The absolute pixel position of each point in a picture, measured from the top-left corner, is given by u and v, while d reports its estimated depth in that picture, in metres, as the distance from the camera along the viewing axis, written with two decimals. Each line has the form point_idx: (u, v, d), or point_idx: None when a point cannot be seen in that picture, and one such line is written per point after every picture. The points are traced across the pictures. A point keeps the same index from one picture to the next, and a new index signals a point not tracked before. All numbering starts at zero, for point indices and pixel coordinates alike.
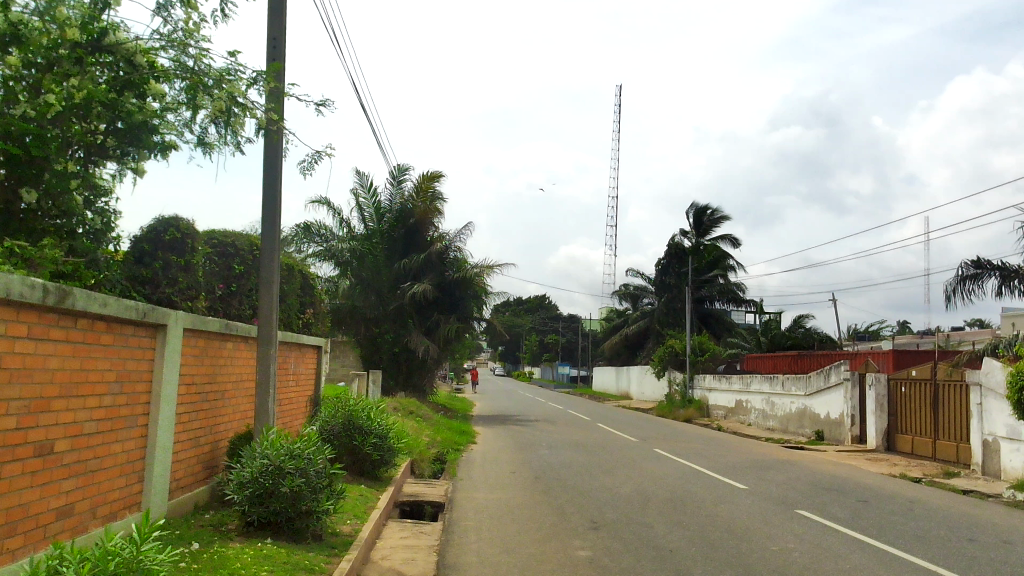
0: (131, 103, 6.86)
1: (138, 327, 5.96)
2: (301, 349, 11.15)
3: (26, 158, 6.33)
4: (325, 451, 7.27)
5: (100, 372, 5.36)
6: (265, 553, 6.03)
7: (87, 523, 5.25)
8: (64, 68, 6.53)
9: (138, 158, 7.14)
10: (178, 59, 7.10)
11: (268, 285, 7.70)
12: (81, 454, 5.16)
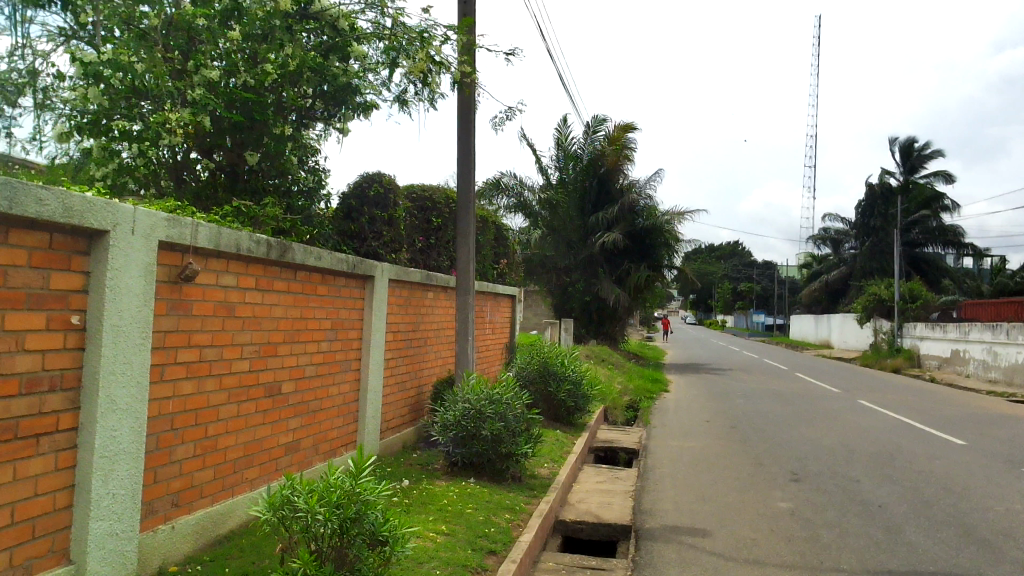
0: (336, 67, 7.29)
1: (349, 278, 6.35)
2: (496, 299, 11.49)
3: (248, 123, 6.93)
4: (523, 397, 7.46)
5: (317, 320, 5.80)
6: (470, 492, 6.35)
7: (311, 458, 5.75)
8: (276, 38, 6.92)
9: (343, 118, 7.59)
10: (377, 21, 7.41)
11: (464, 237, 7.93)
12: (304, 395, 5.63)
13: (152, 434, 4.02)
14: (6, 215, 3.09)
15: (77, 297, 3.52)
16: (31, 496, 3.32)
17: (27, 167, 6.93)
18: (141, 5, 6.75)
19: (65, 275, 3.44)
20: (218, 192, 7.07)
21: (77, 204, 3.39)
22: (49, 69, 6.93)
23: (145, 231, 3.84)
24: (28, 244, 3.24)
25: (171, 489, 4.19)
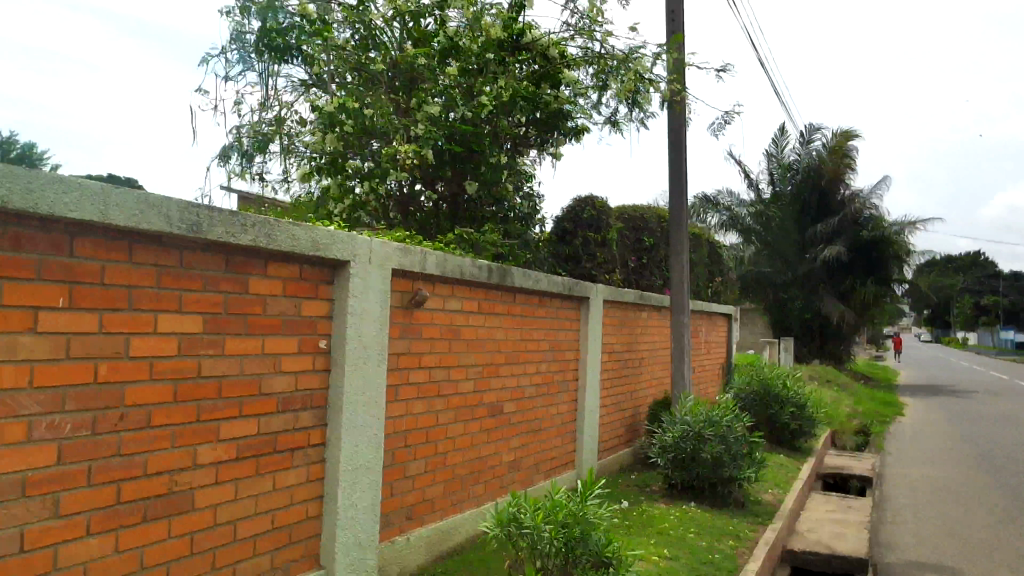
0: (548, 95, 7.43)
1: (565, 300, 6.46)
2: (712, 318, 11.22)
3: (467, 154, 7.26)
4: (744, 419, 7.21)
5: (536, 342, 5.94)
6: (692, 516, 6.21)
7: (532, 476, 5.89)
8: (490, 70, 7.25)
9: (556, 143, 7.77)
10: (587, 47, 7.53)
11: (677, 256, 7.86)
12: (525, 415, 5.78)
13: (389, 450, 4.29)
14: (265, 249, 3.44)
15: (324, 323, 3.84)
16: (287, 505, 3.65)
17: (276, 206, 7.69)
18: (370, 52, 7.31)
19: (313, 302, 3.77)
20: (440, 221, 7.54)
21: (323, 237, 3.71)
22: (293, 116, 7.67)
23: (381, 260, 4.12)
24: (283, 275, 3.59)
25: (406, 502, 4.45)
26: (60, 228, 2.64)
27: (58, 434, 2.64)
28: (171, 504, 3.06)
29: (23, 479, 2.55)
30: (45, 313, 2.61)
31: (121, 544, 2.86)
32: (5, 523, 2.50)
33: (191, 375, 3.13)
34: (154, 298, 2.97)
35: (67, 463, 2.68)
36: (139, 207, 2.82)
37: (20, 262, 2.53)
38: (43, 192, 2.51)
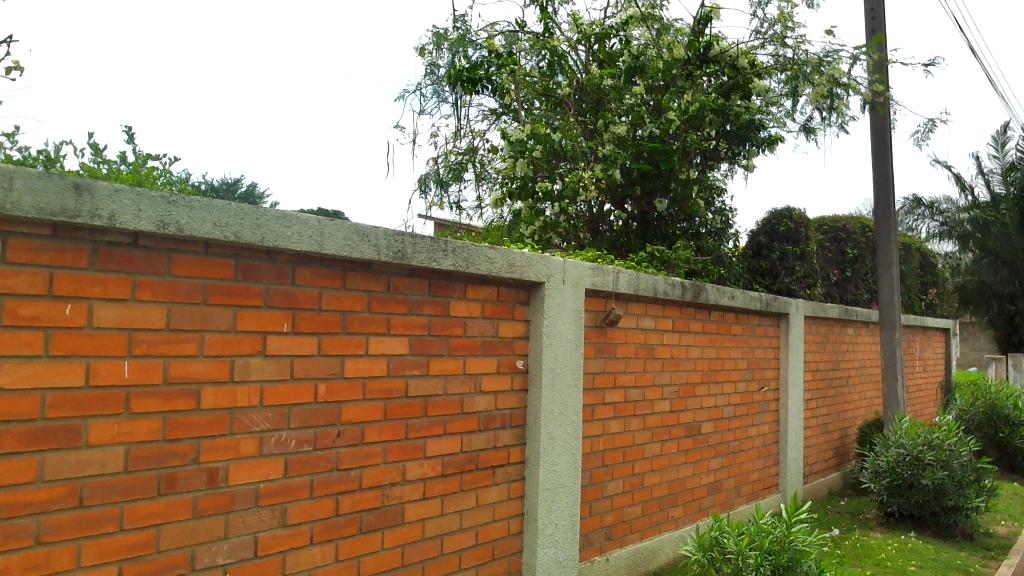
0: (738, 106, 7.27)
1: (763, 317, 6.22)
2: (927, 333, 10.40)
3: (656, 171, 7.20)
4: (970, 443, 6.59)
5: (733, 360, 5.76)
6: (912, 547, 5.75)
7: (733, 500, 5.70)
8: (677, 86, 7.25)
9: (748, 155, 7.51)
10: (778, 53, 7.27)
11: (886, 267, 7.37)
12: (724, 436, 5.61)
13: (586, 469, 4.30)
14: (464, 273, 3.57)
15: (521, 343, 3.92)
16: (491, 521, 3.74)
17: (471, 232, 7.98)
18: (556, 77, 7.44)
19: (510, 323, 3.86)
20: (632, 239, 7.53)
21: (518, 259, 3.80)
22: (484, 145, 7.94)
23: (574, 280, 4.16)
24: (481, 297, 3.70)
25: (605, 522, 4.43)
26: (283, 259, 2.88)
27: (285, 449, 2.87)
28: (385, 517, 3.22)
29: (256, 490, 2.78)
30: (272, 338, 2.84)
31: (340, 553, 3.05)
32: (242, 529, 2.73)
33: (399, 394, 3.30)
34: (364, 322, 3.16)
35: (293, 476, 2.90)
36: (351, 236, 3.02)
37: (251, 291, 2.78)
38: (269, 227, 2.75)
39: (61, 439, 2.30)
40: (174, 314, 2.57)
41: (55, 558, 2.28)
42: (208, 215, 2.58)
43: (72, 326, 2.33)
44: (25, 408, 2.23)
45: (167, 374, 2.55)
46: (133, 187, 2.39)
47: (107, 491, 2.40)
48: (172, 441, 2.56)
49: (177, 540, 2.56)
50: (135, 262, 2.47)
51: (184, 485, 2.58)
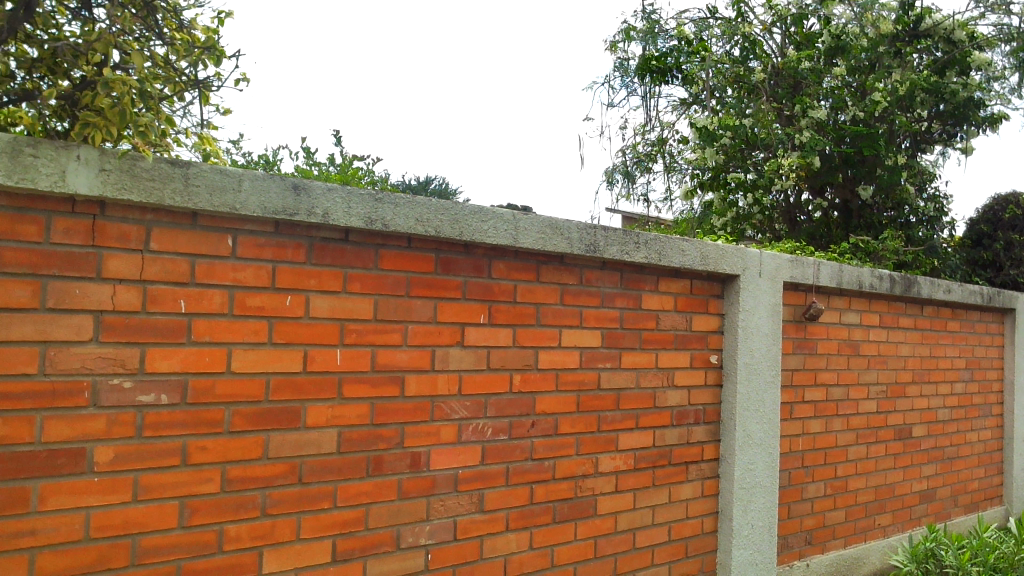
0: (954, 84, 6.74)
1: (983, 312, 5.70)
2: None
3: (860, 157, 6.74)
4: None
5: (950, 359, 5.32)
6: None
7: (949, 510, 5.27)
8: (885, 65, 6.76)
9: (967, 137, 6.89)
10: (1002, 23, 6.62)
11: None
12: (938, 440, 5.20)
13: (785, 470, 4.12)
14: (657, 266, 3.52)
15: (715, 338, 3.82)
16: (684, 518, 3.68)
17: (660, 225, 7.90)
18: (750, 63, 7.17)
19: (704, 317, 3.77)
20: (833, 230, 7.16)
21: (713, 252, 3.70)
22: (674, 136, 7.81)
23: (772, 273, 4.00)
24: (674, 291, 3.64)
25: (806, 526, 4.24)
26: (480, 253, 2.96)
27: (482, 437, 2.96)
28: (578, 508, 3.25)
29: (456, 475, 2.89)
30: (470, 329, 2.94)
31: (535, 542, 3.11)
32: (443, 513, 2.85)
33: (592, 387, 3.31)
34: (558, 315, 3.19)
35: (491, 463, 2.98)
36: (545, 230, 3.06)
37: (450, 284, 2.88)
38: (467, 221, 2.84)
39: (282, 420, 2.50)
40: (381, 305, 2.71)
41: (278, 529, 2.48)
42: (411, 211, 2.70)
43: (292, 316, 2.52)
44: (252, 390, 2.44)
45: (374, 362, 2.69)
46: (344, 186, 2.55)
47: (322, 470, 2.57)
48: (378, 425, 2.70)
49: (384, 519, 2.71)
50: (346, 256, 2.63)
51: (390, 468, 2.72)
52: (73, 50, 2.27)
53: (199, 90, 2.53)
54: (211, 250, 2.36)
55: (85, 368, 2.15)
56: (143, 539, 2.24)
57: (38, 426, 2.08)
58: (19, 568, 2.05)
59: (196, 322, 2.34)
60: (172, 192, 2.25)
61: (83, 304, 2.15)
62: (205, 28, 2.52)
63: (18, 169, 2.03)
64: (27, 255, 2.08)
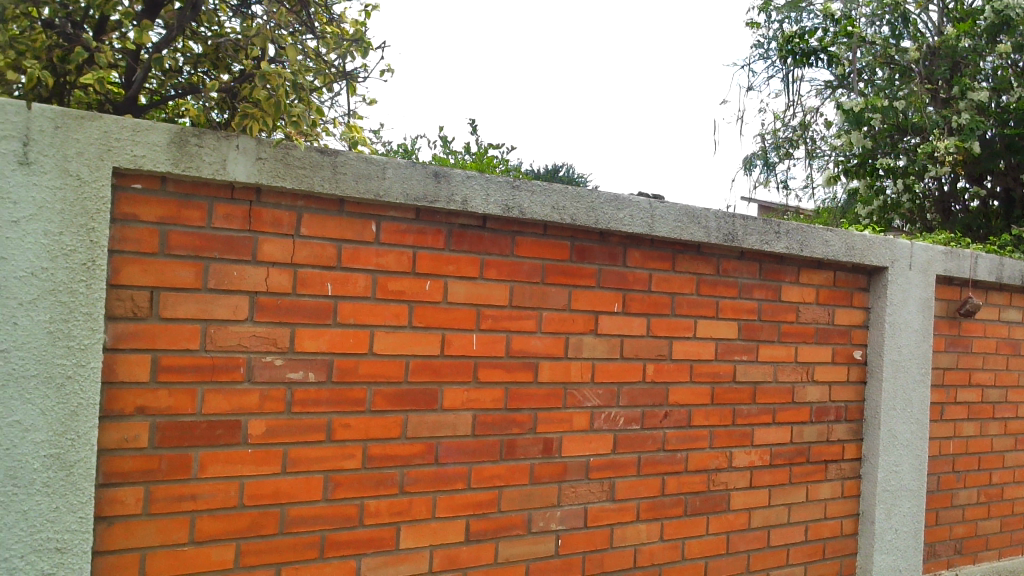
0: None
1: None
2: None
3: None
4: None
5: None
6: None
7: None
8: None
9: None
10: None
11: None
12: None
13: (933, 474, 3.90)
14: (798, 256, 3.40)
15: (859, 332, 3.65)
16: (822, 519, 3.55)
17: (800, 214, 7.63)
18: (903, 42, 6.79)
19: (848, 310, 3.61)
20: (993, 222, 6.63)
21: (859, 242, 3.54)
22: (818, 121, 7.50)
23: (923, 265, 3.78)
24: (816, 282, 3.50)
25: (955, 534, 4.00)
26: (616, 241, 2.95)
27: (614, 425, 2.95)
28: (710, 502, 3.19)
29: (587, 463, 2.89)
30: (604, 317, 2.93)
31: (666, 533, 3.08)
32: (574, 499, 2.86)
33: (727, 379, 3.24)
34: (693, 305, 3.14)
35: (622, 452, 2.97)
36: (681, 218, 3.01)
37: (585, 272, 2.88)
38: (602, 209, 2.83)
39: (421, 401, 2.57)
40: (516, 292, 2.74)
41: (415, 507, 2.56)
42: (547, 199, 2.72)
43: (431, 301, 2.59)
44: (392, 371, 2.52)
45: (509, 348, 2.73)
46: (482, 173, 2.59)
47: (457, 452, 2.63)
48: (512, 410, 2.74)
49: (517, 502, 2.75)
50: (484, 243, 2.68)
51: (522, 452, 2.76)
52: (235, 44, 2.42)
53: (346, 81, 2.63)
54: (356, 235, 2.46)
55: (240, 346, 2.29)
56: (290, 509, 2.36)
57: (199, 398, 2.23)
58: (182, 529, 2.21)
59: (341, 304, 2.44)
60: (321, 180, 2.35)
61: (239, 285, 2.28)
62: (353, 20, 2.61)
63: (185, 158, 2.17)
64: (192, 238, 2.22)
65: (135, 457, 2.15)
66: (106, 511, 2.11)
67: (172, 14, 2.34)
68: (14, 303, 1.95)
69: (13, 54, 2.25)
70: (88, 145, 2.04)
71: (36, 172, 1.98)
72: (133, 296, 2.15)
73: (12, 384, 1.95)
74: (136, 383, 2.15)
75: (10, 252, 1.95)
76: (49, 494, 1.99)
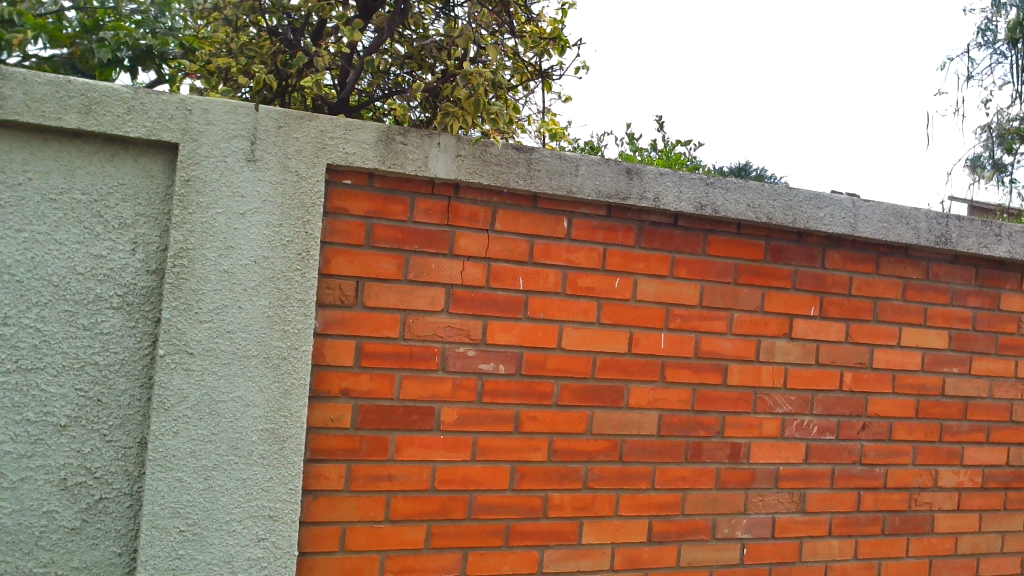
0: None
1: None
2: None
3: None
4: None
5: None
6: None
7: None
8: None
9: None
10: None
11: None
12: None
13: None
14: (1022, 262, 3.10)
15: None
16: None
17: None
18: None
19: None
20: None
21: None
22: None
23: None
24: None
25: None
26: (814, 241, 2.82)
27: (806, 434, 2.82)
28: (912, 522, 2.98)
29: (777, 471, 2.79)
30: (799, 321, 2.80)
31: (861, 552, 2.91)
32: (761, 508, 2.77)
33: (935, 392, 3.01)
34: (899, 311, 2.94)
35: (815, 463, 2.84)
36: (888, 218, 2.83)
37: (780, 273, 2.77)
38: (801, 208, 2.71)
39: (607, 398, 2.57)
40: (707, 292, 2.68)
41: (598, 503, 2.57)
42: (742, 196, 2.64)
43: (620, 298, 2.58)
44: (580, 367, 2.54)
45: (698, 348, 2.68)
46: (675, 170, 2.56)
47: (642, 451, 2.61)
48: (700, 412, 2.69)
49: (701, 507, 2.69)
50: (675, 241, 2.63)
51: (709, 456, 2.70)
52: (438, 44, 2.50)
53: (542, 79, 2.67)
54: (548, 231, 2.49)
55: (436, 335, 2.38)
56: (478, 496, 2.44)
57: (397, 384, 2.34)
58: (379, 507, 2.33)
59: (531, 299, 2.48)
60: (516, 177, 2.40)
61: (437, 277, 2.37)
62: (551, 19, 2.65)
63: (390, 155, 2.28)
64: (395, 231, 2.34)
65: (338, 436, 2.29)
66: (313, 485, 2.27)
67: (382, 19, 2.48)
68: (239, 288, 2.13)
69: (244, 60, 2.51)
70: (306, 144, 2.19)
71: (261, 169, 2.15)
72: (340, 285, 2.29)
73: (236, 363, 2.13)
74: (342, 366, 2.29)
75: (237, 242, 2.13)
76: (264, 465, 2.16)
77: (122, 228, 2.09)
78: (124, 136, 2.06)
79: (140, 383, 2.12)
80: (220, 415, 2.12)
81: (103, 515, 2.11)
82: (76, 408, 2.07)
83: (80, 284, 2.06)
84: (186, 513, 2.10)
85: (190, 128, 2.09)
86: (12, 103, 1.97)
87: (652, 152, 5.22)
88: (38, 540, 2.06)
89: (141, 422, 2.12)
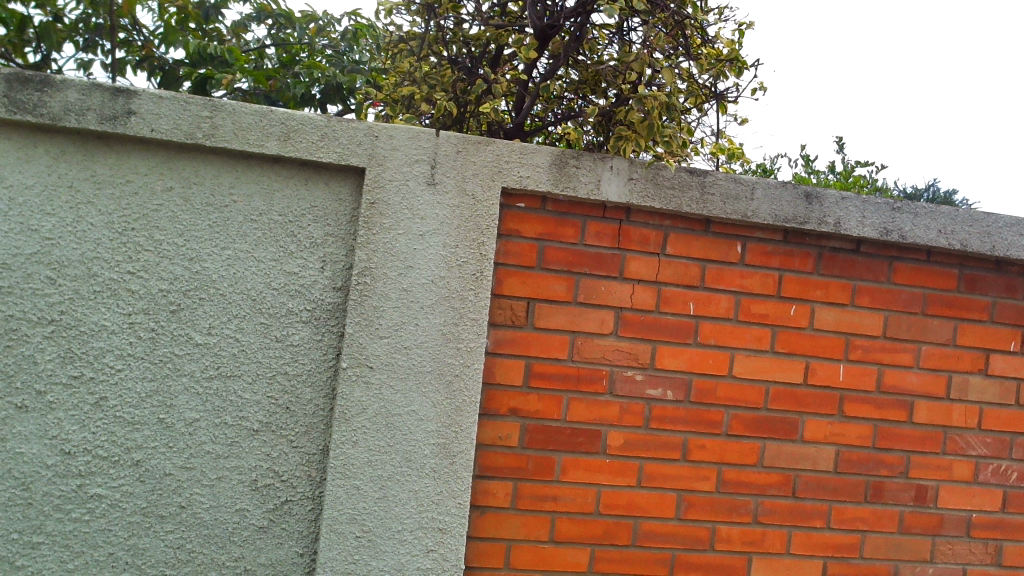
0: None
1: None
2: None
3: None
4: None
5: None
6: None
7: None
8: None
9: None
10: None
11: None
12: None
13: None
14: None
15: None
16: None
17: None
18: None
19: None
20: None
21: None
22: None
23: None
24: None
25: None
26: (1015, 271, 2.61)
27: (1004, 480, 2.60)
28: None
29: (969, 519, 2.58)
30: (997, 357, 2.60)
31: None
32: (950, 558, 2.57)
33: None
34: None
35: (1013, 512, 2.61)
36: None
37: (976, 304, 2.58)
38: (1001, 234, 2.52)
39: (781, 430, 2.47)
40: (892, 322, 2.53)
41: (769, 539, 2.47)
42: (933, 221, 2.48)
43: (797, 326, 2.48)
44: (752, 397, 2.46)
45: (881, 382, 2.53)
46: (859, 194, 2.44)
47: (817, 487, 2.49)
48: (882, 450, 2.53)
49: (883, 551, 2.53)
50: (857, 268, 2.51)
51: (892, 497, 2.53)
52: (614, 70, 2.52)
53: (717, 101, 2.63)
54: (721, 256, 2.44)
55: (605, 358, 2.38)
56: (643, 523, 2.40)
57: (565, 406, 2.36)
58: (543, 527, 2.34)
59: (702, 324, 2.43)
60: (689, 201, 2.37)
61: (607, 300, 2.38)
62: (728, 40, 2.60)
63: (564, 178, 2.31)
64: (567, 254, 2.36)
65: (506, 454, 2.33)
66: (480, 501, 2.31)
67: (559, 45, 2.53)
68: (417, 306, 2.22)
69: (427, 89, 2.65)
70: (483, 167, 2.26)
71: (440, 192, 2.23)
72: (512, 306, 2.33)
73: (412, 378, 2.21)
74: (511, 385, 2.33)
75: (416, 261, 2.22)
76: (435, 478, 2.22)
77: (312, 247, 2.24)
78: (318, 161, 2.20)
79: (325, 394, 2.24)
80: (395, 428, 2.21)
81: (288, 517, 2.24)
82: (267, 414, 2.22)
83: (274, 298, 2.22)
84: (362, 519, 2.19)
85: (377, 153, 2.21)
86: (222, 132, 2.16)
87: (829, 173, 5.03)
88: (230, 535, 2.21)
89: (324, 430, 2.24)
